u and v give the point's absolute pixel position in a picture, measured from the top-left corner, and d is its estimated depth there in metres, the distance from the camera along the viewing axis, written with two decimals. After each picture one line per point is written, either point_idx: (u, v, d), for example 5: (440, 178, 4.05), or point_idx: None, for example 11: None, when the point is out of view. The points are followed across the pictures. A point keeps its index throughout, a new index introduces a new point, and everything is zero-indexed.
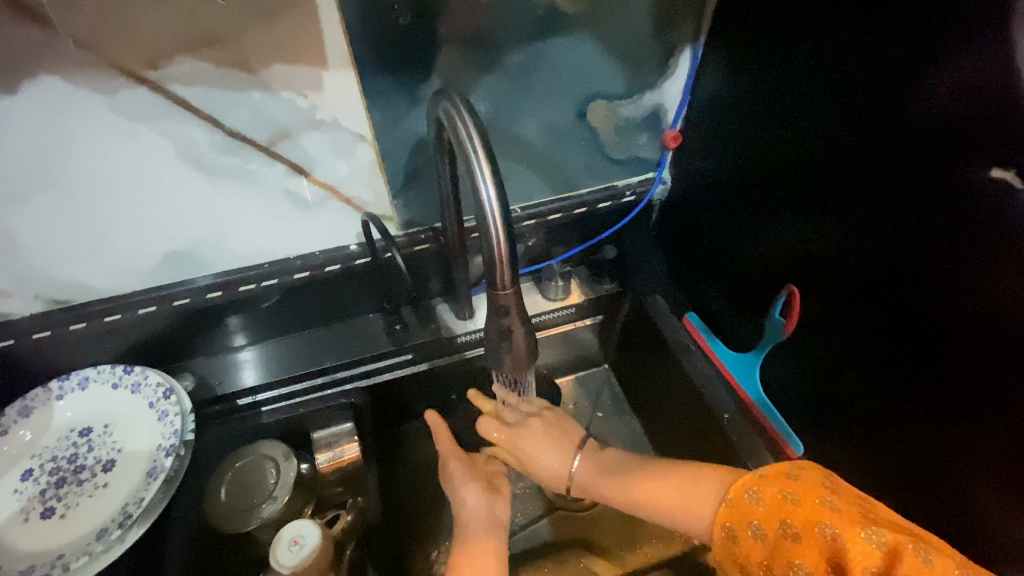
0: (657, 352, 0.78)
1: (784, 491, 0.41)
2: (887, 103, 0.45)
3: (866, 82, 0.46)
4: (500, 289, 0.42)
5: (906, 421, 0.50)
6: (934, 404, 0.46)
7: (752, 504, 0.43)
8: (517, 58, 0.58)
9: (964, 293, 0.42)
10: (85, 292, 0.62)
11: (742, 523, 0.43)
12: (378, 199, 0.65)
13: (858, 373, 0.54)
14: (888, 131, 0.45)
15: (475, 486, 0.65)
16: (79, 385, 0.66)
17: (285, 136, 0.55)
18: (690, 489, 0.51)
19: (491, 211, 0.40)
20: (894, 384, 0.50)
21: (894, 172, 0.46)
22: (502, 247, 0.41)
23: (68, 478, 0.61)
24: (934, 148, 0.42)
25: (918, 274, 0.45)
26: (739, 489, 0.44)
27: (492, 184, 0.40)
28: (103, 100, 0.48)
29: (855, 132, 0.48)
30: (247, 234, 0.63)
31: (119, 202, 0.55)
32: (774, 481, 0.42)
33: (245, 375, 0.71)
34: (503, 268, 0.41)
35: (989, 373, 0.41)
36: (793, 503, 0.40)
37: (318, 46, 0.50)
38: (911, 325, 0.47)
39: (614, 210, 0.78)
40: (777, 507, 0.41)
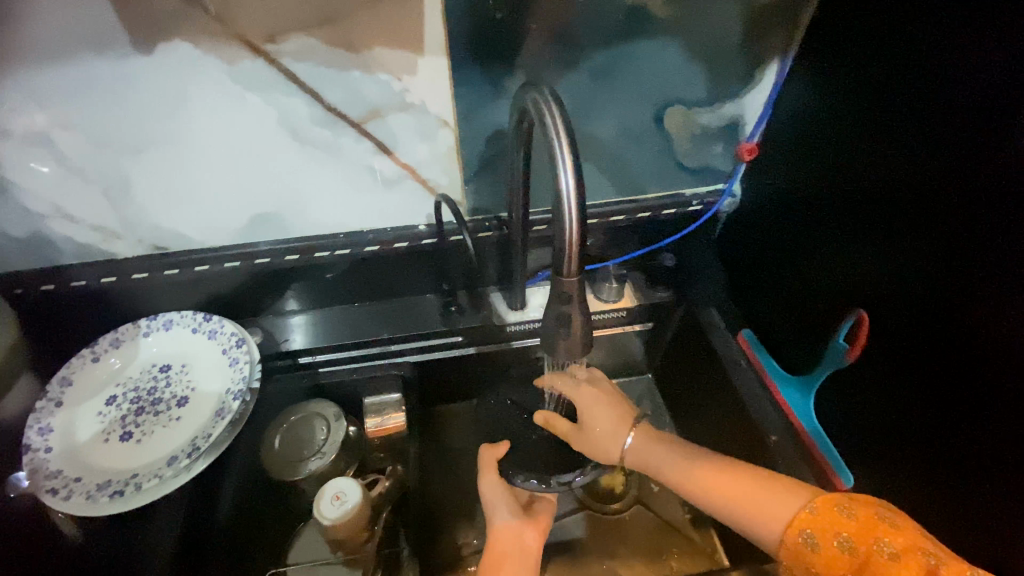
0: (705, 367, 0.76)
1: (880, 542, 0.43)
2: (985, 130, 0.43)
3: (969, 105, 0.44)
4: (565, 276, 0.44)
5: (970, 471, 0.46)
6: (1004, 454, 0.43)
7: (842, 552, 0.44)
8: (599, 57, 0.59)
9: None
10: (181, 241, 0.68)
11: (832, 567, 0.45)
12: (450, 183, 0.67)
13: (923, 413, 0.51)
14: (987, 160, 0.43)
15: (508, 506, 0.63)
16: (164, 326, 0.73)
17: (376, 115, 0.58)
18: (767, 495, 0.50)
19: (568, 201, 0.41)
20: (961, 429, 0.47)
21: (994, 203, 0.42)
22: (574, 235, 0.42)
23: (146, 408, 0.67)
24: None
25: (1004, 311, 0.43)
26: (822, 533, 0.46)
27: (572, 175, 0.41)
28: (224, 68, 0.53)
29: (948, 157, 0.46)
30: (327, 205, 0.67)
31: (221, 161, 0.60)
32: (870, 531, 0.44)
33: (306, 337, 0.76)
34: (570, 255, 0.42)
35: None
36: (889, 559, 0.42)
37: (418, 32, 0.53)
38: (986, 367, 0.44)
39: (677, 219, 0.77)
40: (871, 561, 0.43)
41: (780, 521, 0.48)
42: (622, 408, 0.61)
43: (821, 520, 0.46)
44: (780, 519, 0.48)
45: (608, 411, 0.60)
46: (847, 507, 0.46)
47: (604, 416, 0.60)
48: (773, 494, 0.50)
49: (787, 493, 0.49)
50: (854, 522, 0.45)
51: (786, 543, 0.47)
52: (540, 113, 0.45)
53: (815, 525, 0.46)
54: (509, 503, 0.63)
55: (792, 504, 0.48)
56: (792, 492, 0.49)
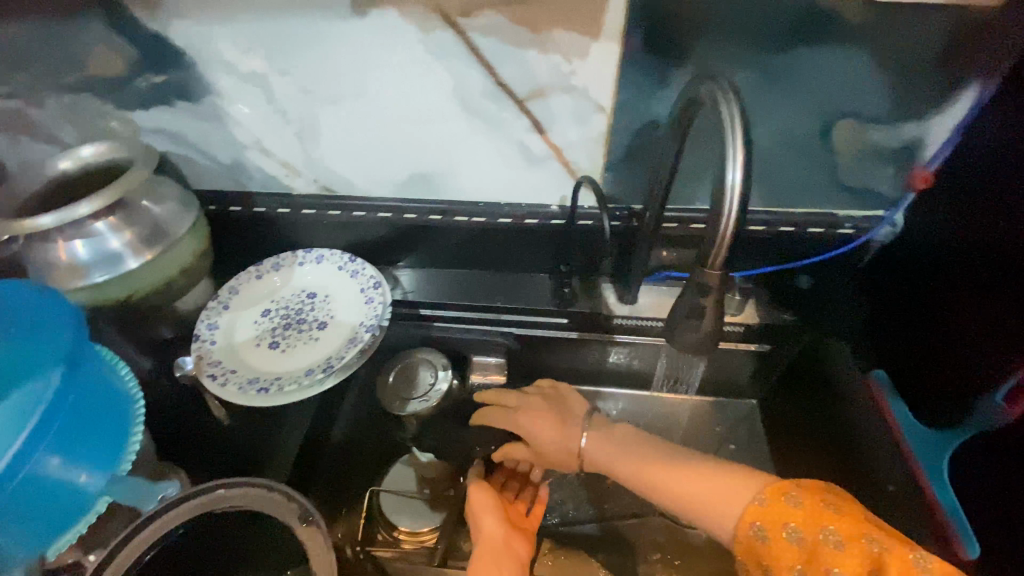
0: (828, 400, 0.73)
1: (826, 530, 0.41)
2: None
3: None
4: (708, 267, 0.44)
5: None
6: None
7: (792, 542, 0.42)
8: (775, 59, 0.58)
9: None
10: (347, 187, 0.78)
11: (776, 551, 0.42)
12: (592, 168, 0.69)
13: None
14: None
15: (497, 514, 0.62)
16: (315, 260, 0.83)
17: (539, 93, 0.62)
18: (723, 487, 0.49)
19: (730, 195, 0.41)
20: None
21: None
22: (729, 228, 0.41)
23: (292, 325, 0.77)
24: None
25: None
26: (772, 524, 0.44)
27: (739, 169, 0.41)
28: (420, 36, 0.59)
29: None
30: (475, 173, 0.73)
31: (397, 121, 0.68)
32: (812, 518, 0.42)
33: (429, 291, 0.83)
34: (719, 247, 0.42)
35: None
36: (838, 548, 0.40)
37: (598, 18, 0.56)
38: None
39: (821, 241, 0.72)
40: (818, 551, 0.40)
41: (732, 515, 0.47)
42: (564, 414, 0.69)
43: (770, 512, 0.44)
44: (730, 513, 0.47)
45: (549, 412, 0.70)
46: (793, 495, 0.44)
47: (541, 418, 0.69)
48: (724, 484, 0.49)
49: (731, 487, 0.48)
50: (801, 509, 0.43)
51: (743, 539, 0.45)
52: (713, 106, 0.45)
53: (766, 516, 0.44)
54: (497, 512, 0.62)
55: (741, 497, 0.47)
56: (740, 480, 0.48)
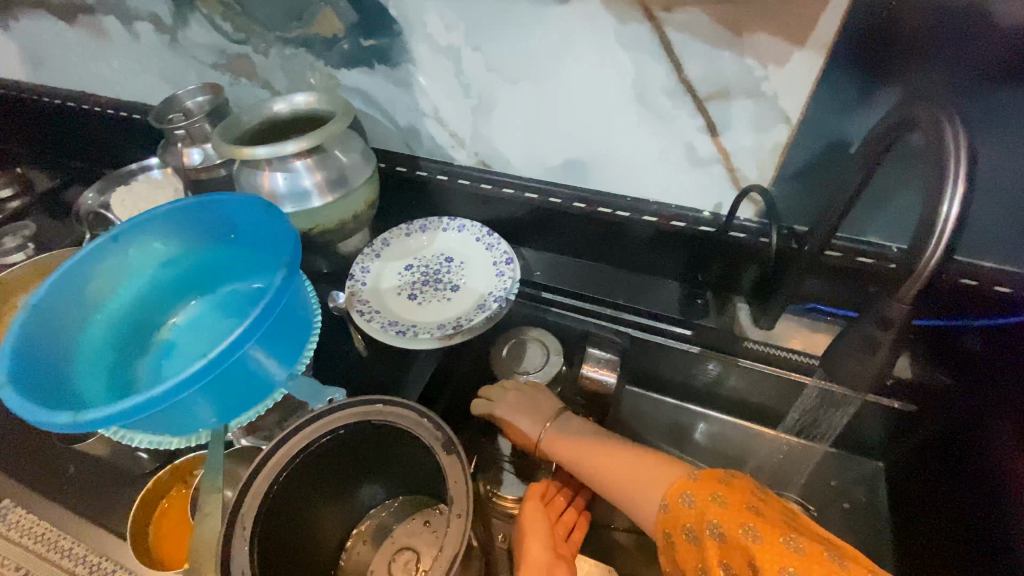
0: (975, 483, 0.63)
1: (779, 533, 0.46)
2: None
3: None
4: (897, 299, 0.41)
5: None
6: None
7: (744, 538, 0.47)
8: (1008, 94, 0.51)
9: None
10: (502, 163, 0.82)
11: (698, 524, 0.50)
12: (758, 179, 0.66)
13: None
14: None
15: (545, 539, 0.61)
16: (457, 228, 0.88)
17: (722, 96, 0.61)
18: (638, 470, 0.59)
19: (942, 229, 0.38)
20: None
21: None
22: (933, 263, 0.38)
23: (429, 282, 0.83)
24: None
25: None
26: (727, 524, 0.48)
27: (959, 203, 0.38)
28: (615, 26, 0.60)
29: None
30: (631, 168, 0.73)
31: (568, 106, 0.70)
32: (740, 514, 0.48)
33: (560, 277, 0.88)
34: (915, 283, 0.39)
35: None
36: (783, 546, 0.45)
37: (810, 25, 0.53)
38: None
39: (1009, 302, 0.64)
40: (761, 549, 0.46)
41: (648, 504, 0.56)
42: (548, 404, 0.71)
43: (727, 513, 0.49)
44: (651, 501, 0.56)
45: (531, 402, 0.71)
46: (751, 503, 0.49)
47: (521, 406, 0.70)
48: (655, 474, 0.58)
49: (657, 475, 0.57)
50: (708, 483, 0.52)
51: (664, 513, 0.54)
52: (934, 131, 0.42)
53: (690, 489, 0.53)
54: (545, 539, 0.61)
55: (659, 484, 0.56)
56: (671, 469, 0.58)
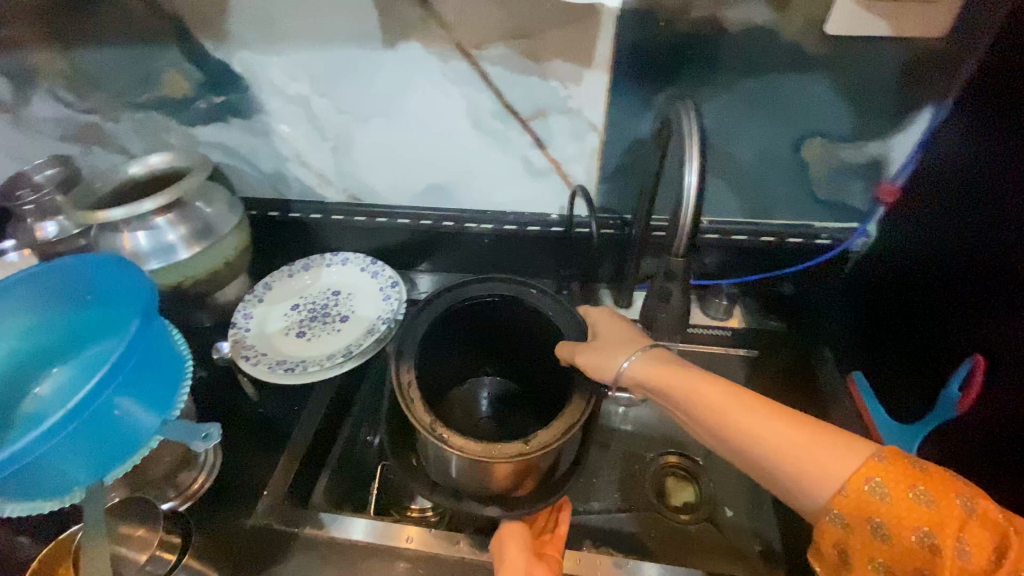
0: (807, 403, 0.76)
1: (961, 498, 0.39)
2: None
3: None
4: (675, 254, 0.51)
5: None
6: None
7: (924, 507, 0.39)
8: (747, 85, 0.65)
9: None
10: (371, 195, 0.87)
11: (901, 522, 0.39)
12: (588, 179, 0.77)
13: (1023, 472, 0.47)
14: None
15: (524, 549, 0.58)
16: (341, 261, 0.92)
17: (541, 113, 0.71)
18: (823, 446, 0.43)
19: (688, 194, 0.48)
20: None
21: None
22: (688, 221, 0.49)
23: (317, 317, 0.86)
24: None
25: None
26: (894, 485, 0.40)
27: (695, 172, 0.49)
28: (439, 65, 0.69)
29: None
30: (484, 184, 0.82)
31: (417, 137, 0.77)
32: (947, 485, 0.40)
33: (441, 292, 0.92)
34: (682, 236, 0.49)
35: None
36: (966, 512, 0.38)
37: (591, 50, 0.65)
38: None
39: (802, 251, 0.78)
40: (947, 518, 0.38)
41: (835, 472, 0.41)
42: (639, 337, 0.58)
43: (892, 471, 0.40)
44: (833, 472, 0.42)
45: (622, 336, 0.58)
46: (920, 462, 0.41)
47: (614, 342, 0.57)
48: (831, 447, 0.43)
49: (840, 447, 0.42)
50: (929, 475, 0.40)
51: (847, 495, 0.41)
52: (679, 122, 0.53)
53: (889, 475, 0.40)
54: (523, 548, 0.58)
55: (849, 456, 0.42)
56: (841, 441, 0.43)
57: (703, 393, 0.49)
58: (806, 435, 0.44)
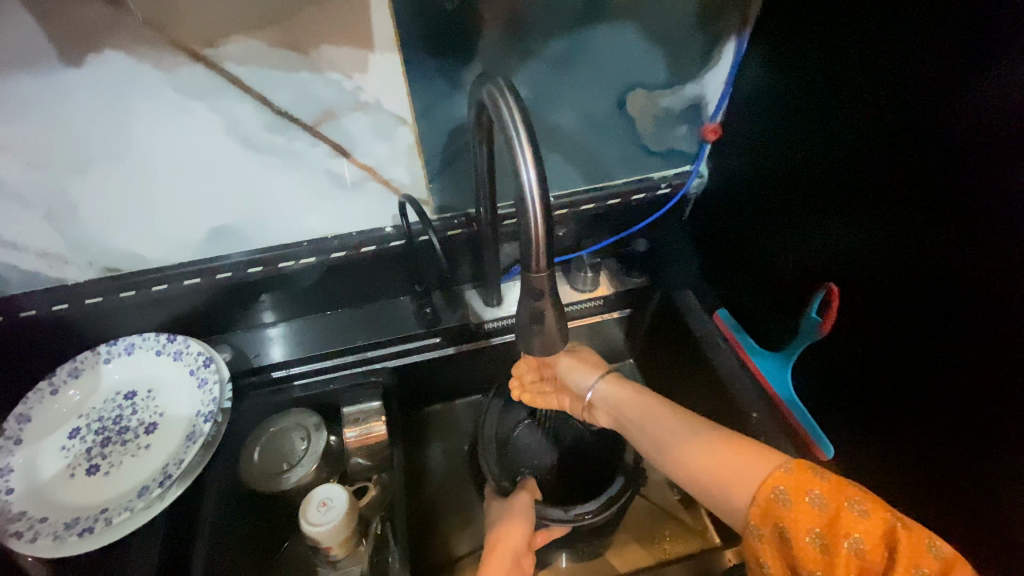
0: (687, 348, 0.75)
1: (850, 499, 0.39)
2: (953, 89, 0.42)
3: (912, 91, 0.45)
4: (535, 272, 0.43)
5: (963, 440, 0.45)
6: (961, 414, 0.45)
7: (816, 509, 0.39)
8: (556, 46, 0.58)
9: (998, 304, 0.41)
10: (136, 262, 0.65)
11: (798, 526, 0.39)
12: (415, 180, 0.65)
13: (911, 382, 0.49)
14: (933, 147, 0.44)
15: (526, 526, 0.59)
16: (126, 351, 0.69)
17: (330, 117, 0.56)
18: (742, 455, 0.45)
19: (531, 194, 0.41)
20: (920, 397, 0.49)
21: (980, 214, 0.41)
22: (540, 230, 0.42)
23: (113, 438, 0.65)
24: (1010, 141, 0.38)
25: (943, 280, 0.45)
26: (796, 490, 0.40)
27: (533, 167, 0.41)
28: (164, 77, 0.50)
29: (927, 153, 0.45)
30: (288, 213, 0.65)
31: (171, 176, 0.58)
32: (838, 487, 0.40)
33: (274, 350, 0.74)
34: (538, 250, 0.42)
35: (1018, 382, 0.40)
36: (859, 514, 0.38)
37: (367, 28, 0.51)
38: (974, 330, 0.43)
39: (645, 205, 0.77)
40: (840, 518, 0.39)
41: (751, 480, 0.43)
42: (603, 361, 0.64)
43: (796, 477, 0.41)
44: (751, 479, 0.43)
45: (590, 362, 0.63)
46: (818, 467, 0.41)
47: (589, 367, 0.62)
48: (745, 457, 0.44)
49: (756, 454, 0.44)
50: (826, 481, 0.40)
51: (760, 503, 0.41)
52: (495, 108, 0.44)
53: (789, 480, 0.41)
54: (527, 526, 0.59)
55: (764, 463, 0.43)
56: (759, 452, 0.45)
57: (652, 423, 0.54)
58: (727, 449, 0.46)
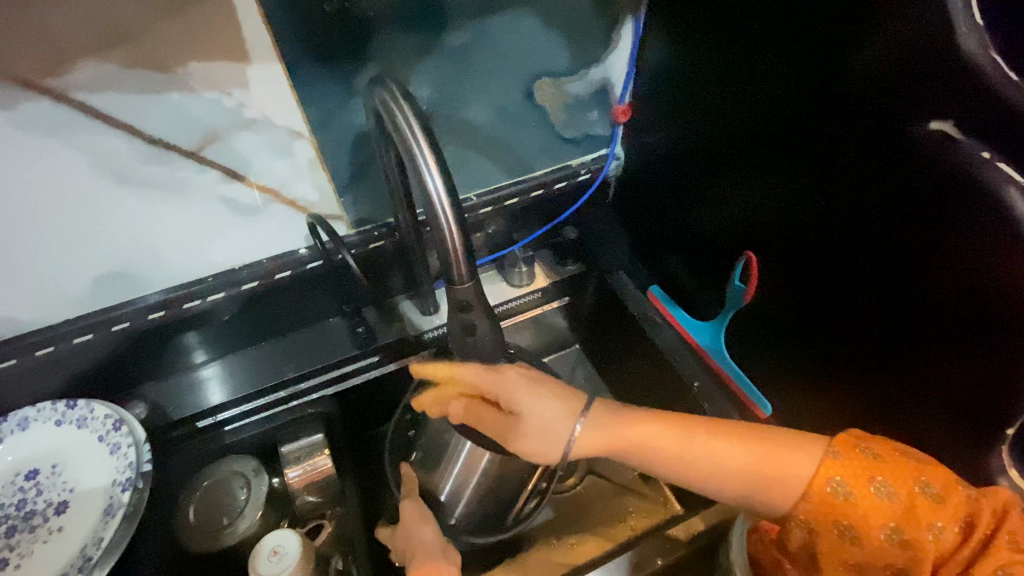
0: (624, 329, 0.76)
1: (918, 482, 0.40)
2: (836, 52, 0.43)
3: (801, 54, 0.46)
4: (458, 281, 0.42)
5: (890, 379, 0.48)
6: (884, 358, 0.48)
7: (884, 499, 0.40)
8: (454, 39, 0.55)
9: (906, 255, 0.43)
10: (13, 326, 0.57)
11: (871, 522, 0.41)
12: (323, 196, 0.60)
13: (837, 331, 0.52)
14: (826, 109, 0.46)
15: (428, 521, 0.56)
16: (19, 426, 0.61)
17: (214, 139, 0.51)
18: (786, 455, 0.43)
19: (440, 202, 0.40)
20: (845, 348, 0.51)
21: (879, 169, 0.43)
22: (456, 238, 0.41)
23: (19, 526, 0.57)
24: (891, 96, 0.41)
25: (855, 236, 0.47)
26: (856, 480, 0.41)
27: (438, 175, 0.40)
28: (4, 116, 0.43)
29: (820, 114, 0.46)
30: (185, 248, 0.59)
31: (36, 226, 0.50)
32: (901, 469, 0.41)
33: (210, 393, 0.68)
34: (458, 260, 0.41)
35: (928, 324, 0.43)
36: (930, 499, 0.39)
37: (240, 39, 0.46)
38: (886, 278, 0.45)
39: (569, 191, 0.76)
40: (912, 506, 0.40)
41: (806, 477, 0.43)
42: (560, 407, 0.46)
43: (851, 466, 0.42)
44: (806, 476, 0.43)
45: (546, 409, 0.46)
46: (868, 446, 0.43)
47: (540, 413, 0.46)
48: (793, 452, 0.43)
49: (796, 446, 0.44)
50: (884, 463, 0.41)
51: (818, 502, 0.42)
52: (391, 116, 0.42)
53: (847, 472, 0.42)
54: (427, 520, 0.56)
55: (811, 457, 0.43)
56: (805, 443, 0.44)
57: (659, 445, 0.45)
58: (763, 455, 0.43)
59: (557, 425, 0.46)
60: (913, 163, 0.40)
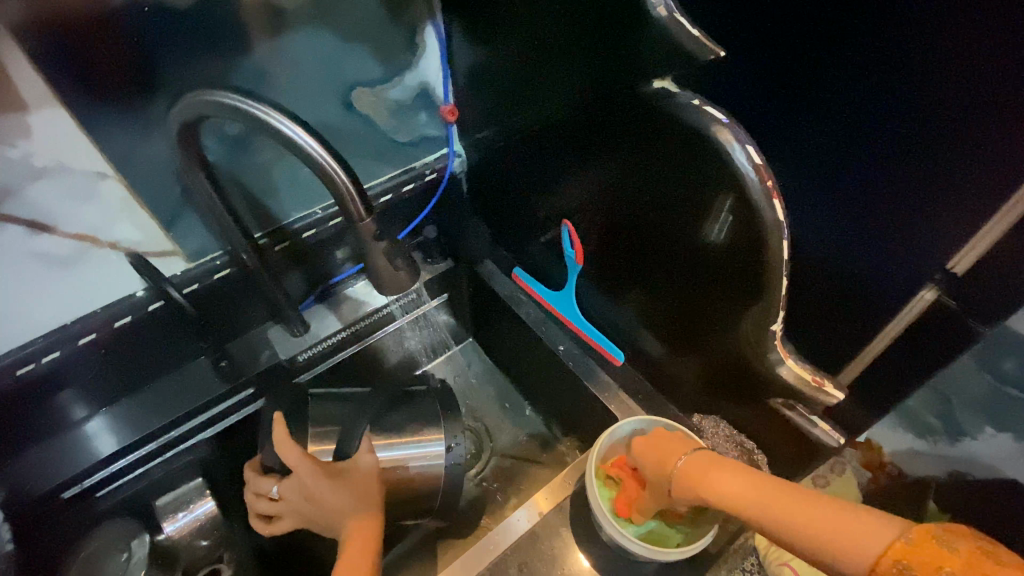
0: (498, 311, 0.82)
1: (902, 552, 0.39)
2: (580, 33, 0.50)
3: (559, 38, 0.52)
4: (359, 220, 0.51)
5: (692, 300, 0.56)
6: (683, 283, 0.56)
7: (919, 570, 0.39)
8: (251, 62, 0.57)
9: (673, 197, 0.51)
10: None
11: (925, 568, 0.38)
12: (149, 234, 0.60)
13: (647, 272, 0.60)
14: (588, 84, 0.52)
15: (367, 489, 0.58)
16: None
17: (7, 194, 0.49)
18: (786, 495, 0.46)
19: (323, 158, 0.47)
20: (658, 283, 0.59)
21: (635, 130, 0.50)
22: (348, 182, 0.48)
23: None
24: (623, 66, 0.47)
25: (637, 190, 0.54)
26: (836, 527, 0.42)
27: (309, 134, 0.47)
28: None
29: (585, 89, 0.53)
30: (6, 313, 0.56)
31: None
32: (882, 523, 0.41)
33: (101, 444, 0.63)
34: (355, 201, 0.49)
35: (700, 249, 0.51)
36: (911, 541, 0.39)
37: (7, 88, 0.45)
38: (667, 219, 0.53)
39: (420, 193, 0.79)
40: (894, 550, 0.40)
41: (794, 515, 0.44)
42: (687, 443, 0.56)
43: (819, 519, 0.43)
44: (790, 513, 0.45)
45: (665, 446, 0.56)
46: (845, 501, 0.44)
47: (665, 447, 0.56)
48: (787, 502, 0.45)
49: (785, 493, 0.46)
50: (856, 515, 0.42)
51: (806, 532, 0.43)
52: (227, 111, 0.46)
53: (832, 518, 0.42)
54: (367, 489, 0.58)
55: (800, 503, 0.45)
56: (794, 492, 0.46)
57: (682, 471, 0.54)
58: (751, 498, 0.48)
59: (678, 444, 0.56)
60: (655, 121, 0.47)
